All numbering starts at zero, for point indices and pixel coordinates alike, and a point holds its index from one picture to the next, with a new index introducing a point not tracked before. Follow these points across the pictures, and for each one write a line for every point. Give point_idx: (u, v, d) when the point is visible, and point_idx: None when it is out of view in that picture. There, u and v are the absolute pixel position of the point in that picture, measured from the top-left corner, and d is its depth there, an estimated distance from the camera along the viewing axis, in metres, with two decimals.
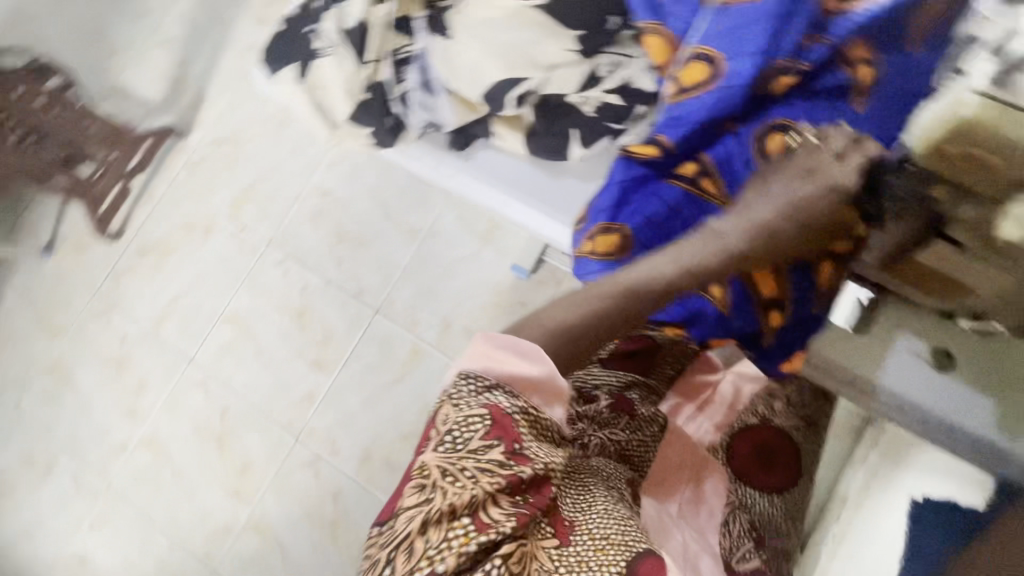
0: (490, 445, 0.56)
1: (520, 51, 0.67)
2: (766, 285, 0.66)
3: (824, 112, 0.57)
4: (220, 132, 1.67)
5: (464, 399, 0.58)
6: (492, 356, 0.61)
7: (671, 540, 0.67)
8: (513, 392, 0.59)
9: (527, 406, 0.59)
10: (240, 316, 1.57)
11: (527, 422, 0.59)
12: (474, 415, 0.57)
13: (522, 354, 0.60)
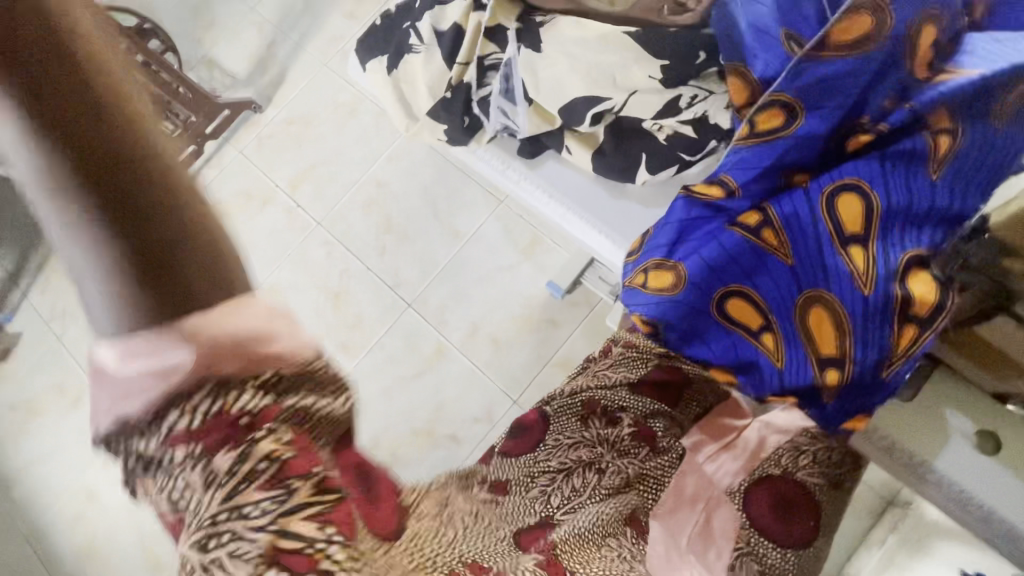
0: (205, 452, 0.35)
1: (604, 74, 0.69)
2: (827, 338, 0.59)
3: (900, 177, 0.54)
4: (292, 111, 1.77)
5: (145, 465, 0.35)
6: (104, 403, 0.33)
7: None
8: (175, 394, 0.33)
9: (202, 390, 0.34)
10: (277, 287, 1.62)
11: (212, 399, 0.34)
12: (161, 458, 0.34)
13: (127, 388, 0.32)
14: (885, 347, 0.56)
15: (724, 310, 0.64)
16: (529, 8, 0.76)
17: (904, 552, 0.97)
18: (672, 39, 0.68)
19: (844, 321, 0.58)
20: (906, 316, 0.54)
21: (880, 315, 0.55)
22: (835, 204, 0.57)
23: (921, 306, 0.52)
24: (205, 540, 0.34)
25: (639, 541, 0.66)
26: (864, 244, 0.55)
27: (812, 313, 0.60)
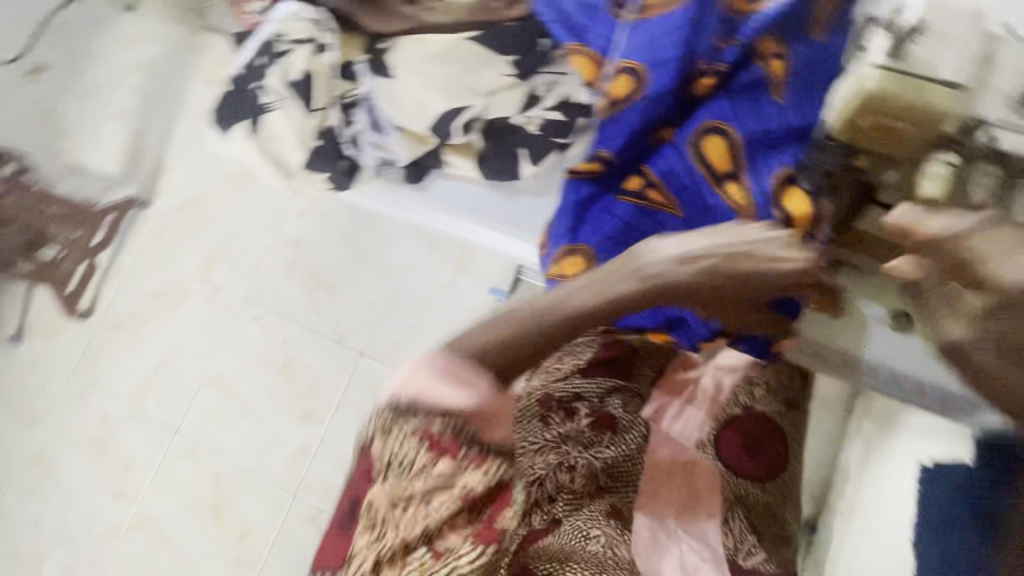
0: (427, 460, 0.50)
1: (458, 82, 0.71)
2: None
3: (749, 108, 0.57)
4: (182, 197, 1.75)
5: (394, 430, 0.50)
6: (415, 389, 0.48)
7: (664, 559, 0.70)
8: (460, 424, 0.48)
9: (461, 424, 0.48)
10: (222, 378, 1.63)
11: (459, 433, 0.48)
12: (405, 440, 0.50)
13: (455, 381, 0.47)
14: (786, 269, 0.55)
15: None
16: (374, 37, 0.78)
17: (873, 436, 1.06)
18: (520, 33, 0.72)
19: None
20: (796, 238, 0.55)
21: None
22: (701, 149, 0.59)
23: (801, 221, 0.50)
24: (394, 501, 0.52)
25: (624, 530, 0.69)
26: (738, 178, 0.57)
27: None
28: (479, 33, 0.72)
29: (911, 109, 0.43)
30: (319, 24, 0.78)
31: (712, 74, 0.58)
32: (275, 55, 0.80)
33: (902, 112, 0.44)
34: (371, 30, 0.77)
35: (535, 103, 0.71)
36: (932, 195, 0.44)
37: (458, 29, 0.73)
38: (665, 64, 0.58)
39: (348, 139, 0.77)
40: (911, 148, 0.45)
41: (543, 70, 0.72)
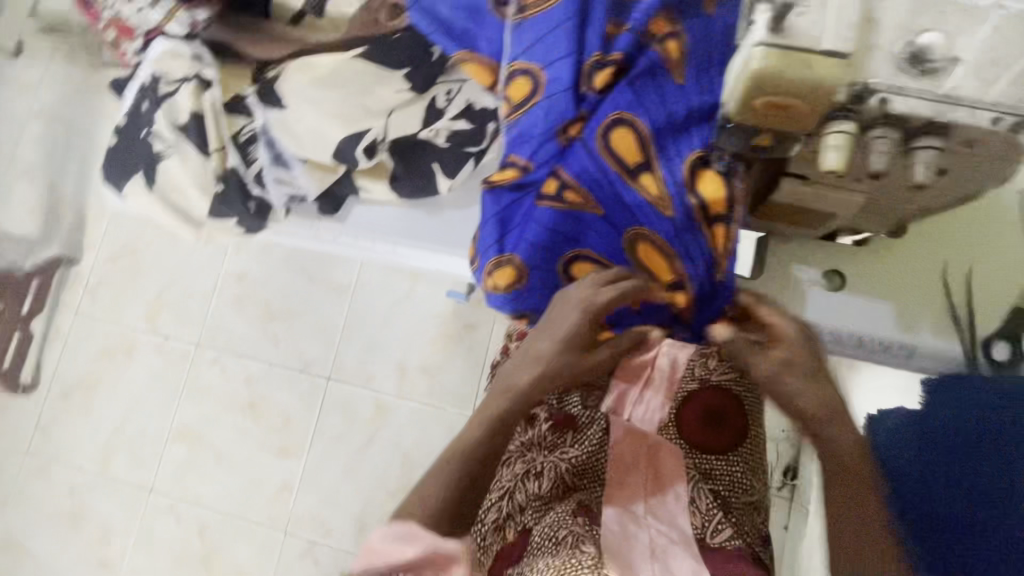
0: None
1: (354, 104, 0.67)
2: (661, 265, 0.59)
3: (652, 94, 0.56)
4: (112, 248, 1.69)
5: None
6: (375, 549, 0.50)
7: (635, 549, 0.63)
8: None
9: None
10: (189, 429, 1.56)
11: None
12: None
13: (402, 540, 0.49)
14: (708, 259, 0.57)
15: (570, 272, 0.62)
16: (260, 65, 0.74)
17: None
18: (401, 45, 0.68)
19: (670, 249, 0.58)
20: (707, 220, 0.56)
21: (689, 230, 0.57)
22: (611, 142, 0.58)
23: (717, 208, 0.55)
24: None
25: (594, 525, 0.64)
26: (650, 169, 0.57)
27: (640, 247, 0.60)
28: (365, 47, 0.68)
29: (798, 84, 0.41)
30: (202, 59, 0.73)
31: (611, 64, 0.59)
32: (159, 98, 0.74)
33: (792, 91, 0.41)
34: (254, 58, 0.74)
35: (438, 116, 0.70)
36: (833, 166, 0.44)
37: (342, 48, 0.70)
38: (559, 61, 0.60)
39: (253, 178, 0.75)
40: (812, 120, 0.43)
41: (442, 78, 0.70)
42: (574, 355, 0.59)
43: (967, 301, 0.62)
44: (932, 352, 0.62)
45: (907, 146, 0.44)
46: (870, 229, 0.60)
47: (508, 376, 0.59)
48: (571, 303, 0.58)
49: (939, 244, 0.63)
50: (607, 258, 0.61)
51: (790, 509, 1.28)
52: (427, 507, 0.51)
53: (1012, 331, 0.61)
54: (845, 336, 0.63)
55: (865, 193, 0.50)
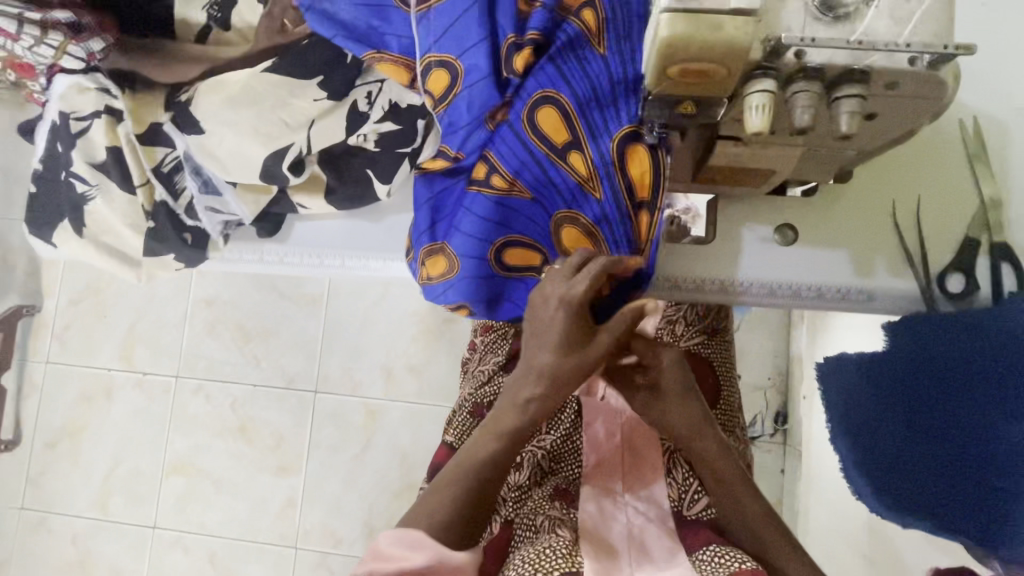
0: None
1: (271, 119, 0.67)
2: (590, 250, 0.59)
3: (575, 69, 0.56)
4: (75, 290, 1.64)
5: None
6: (385, 544, 0.52)
7: (613, 528, 0.63)
8: None
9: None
10: (183, 461, 1.54)
11: None
12: None
13: (409, 544, 0.52)
14: (630, 238, 0.58)
15: (501, 259, 0.61)
16: (172, 89, 0.71)
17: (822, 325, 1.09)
18: (313, 50, 0.67)
19: (597, 232, 0.59)
20: (636, 202, 0.57)
21: (618, 212, 0.57)
22: (537, 122, 0.56)
23: (642, 191, 0.57)
24: None
25: (571, 508, 0.66)
26: (578, 148, 0.56)
27: (565, 231, 0.59)
28: (274, 60, 0.67)
29: (713, 49, 0.39)
30: (109, 91, 0.70)
31: (529, 44, 0.57)
32: (72, 137, 0.71)
33: (706, 56, 0.39)
34: (163, 84, 0.71)
35: (361, 122, 0.69)
36: (759, 128, 0.42)
37: (252, 61, 0.68)
38: (475, 44, 0.58)
39: (186, 207, 0.73)
40: (732, 82, 0.42)
41: (362, 80, 0.69)
42: (574, 354, 0.54)
43: (916, 238, 0.61)
44: (887, 292, 0.62)
45: (830, 96, 0.41)
46: (815, 179, 0.58)
47: (515, 389, 0.56)
48: (550, 301, 0.54)
49: (885, 184, 0.62)
50: (541, 243, 0.60)
51: (785, 452, 1.30)
52: (437, 516, 0.53)
53: (966, 262, 0.60)
54: (799, 288, 0.63)
55: (800, 145, 0.49)
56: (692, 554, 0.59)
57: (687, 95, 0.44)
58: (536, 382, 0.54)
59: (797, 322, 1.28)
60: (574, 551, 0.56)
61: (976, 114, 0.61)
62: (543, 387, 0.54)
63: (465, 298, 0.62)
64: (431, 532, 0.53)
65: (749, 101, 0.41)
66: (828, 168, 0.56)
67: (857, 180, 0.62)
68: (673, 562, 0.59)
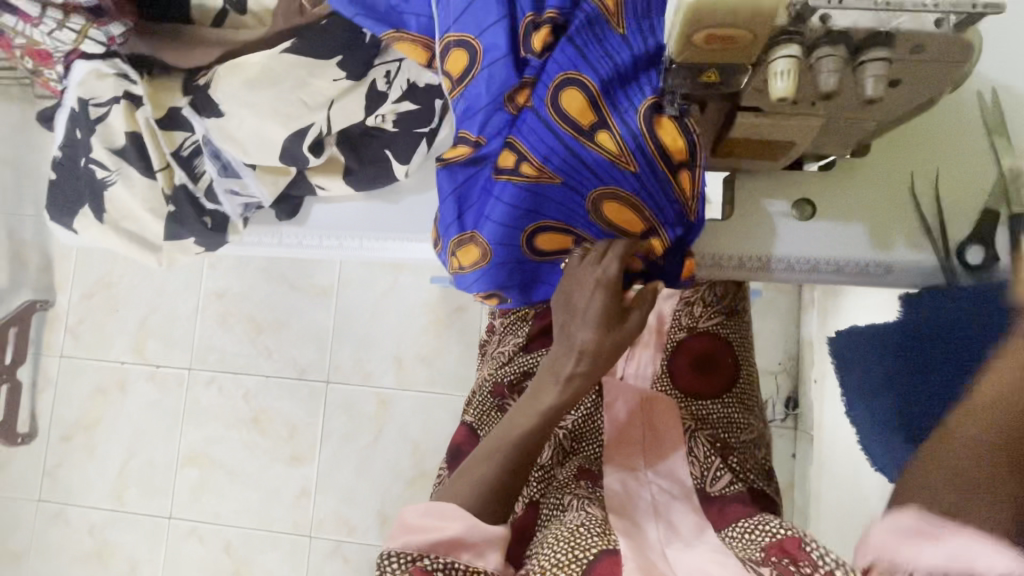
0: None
1: (290, 102, 0.68)
2: (630, 220, 0.59)
3: (595, 47, 0.55)
4: (87, 284, 1.66)
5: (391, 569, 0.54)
6: (415, 517, 0.56)
7: (638, 505, 0.64)
8: (439, 557, 0.54)
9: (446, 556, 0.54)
10: (197, 452, 1.56)
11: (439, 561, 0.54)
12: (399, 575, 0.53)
13: (442, 515, 0.56)
14: (676, 205, 0.57)
15: (533, 245, 0.62)
16: (190, 74, 0.72)
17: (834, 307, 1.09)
18: (331, 31, 0.68)
19: (638, 204, 0.58)
20: (677, 165, 0.55)
21: (656, 181, 0.56)
22: (561, 105, 0.55)
23: (678, 155, 0.55)
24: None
25: (596, 487, 0.67)
26: (605, 127, 0.55)
27: (604, 207, 0.59)
28: (290, 42, 0.68)
29: (740, 13, 0.39)
30: (128, 76, 0.71)
31: (546, 23, 0.56)
32: (91, 123, 0.72)
33: (732, 21, 0.39)
34: (181, 70, 0.72)
35: (380, 102, 0.71)
36: (784, 93, 0.42)
37: (269, 45, 0.69)
38: (491, 26, 0.57)
39: (205, 190, 0.74)
40: (756, 48, 0.42)
41: (379, 60, 0.70)
42: (612, 331, 0.61)
43: (936, 211, 0.61)
44: (907, 265, 0.62)
45: (855, 61, 0.42)
46: (832, 153, 0.59)
47: (555, 366, 0.63)
48: (587, 285, 0.60)
49: (904, 156, 0.62)
50: (575, 223, 0.60)
51: (797, 437, 1.30)
52: (473, 491, 0.58)
53: (985, 234, 0.60)
54: (818, 264, 0.63)
55: (821, 116, 0.49)
56: (721, 530, 0.62)
57: (711, 62, 0.44)
58: (578, 357, 0.61)
59: (807, 306, 1.28)
60: (605, 529, 0.57)
61: (995, 84, 0.61)
62: (582, 362, 0.62)
63: (497, 286, 0.65)
64: (462, 507, 0.57)
65: (773, 67, 0.42)
66: (847, 142, 0.56)
67: (874, 155, 0.63)
68: (701, 535, 0.61)
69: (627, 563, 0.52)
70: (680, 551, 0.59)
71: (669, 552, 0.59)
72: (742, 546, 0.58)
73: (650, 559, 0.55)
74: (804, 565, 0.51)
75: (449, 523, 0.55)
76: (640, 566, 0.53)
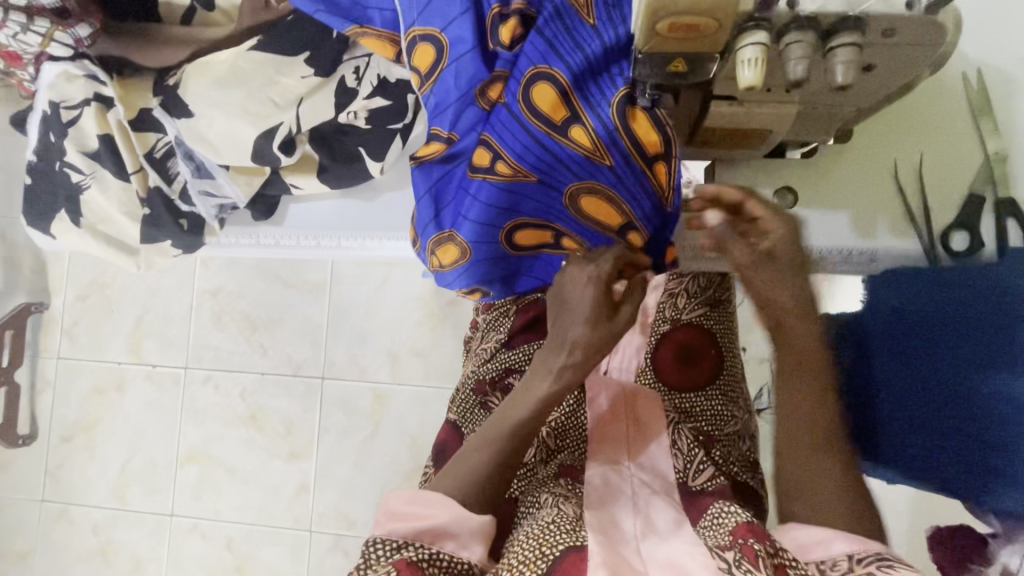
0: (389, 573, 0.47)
1: (259, 101, 0.67)
2: (608, 215, 0.59)
3: (564, 40, 0.53)
4: (81, 286, 1.66)
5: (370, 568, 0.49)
6: (395, 507, 0.53)
7: (618, 500, 0.62)
8: (422, 547, 0.50)
9: (428, 549, 0.51)
10: (196, 450, 1.57)
11: (420, 555, 0.50)
12: None
13: (431, 504, 0.53)
14: (651, 198, 0.57)
15: (512, 240, 0.62)
16: (160, 74, 0.71)
17: None
18: (297, 28, 0.67)
19: (614, 198, 0.58)
20: (655, 155, 0.54)
21: (632, 173, 0.55)
22: (532, 101, 0.54)
23: (651, 147, 0.53)
24: None
25: (575, 484, 0.66)
26: (579, 121, 0.54)
27: (582, 201, 0.58)
28: (258, 38, 0.67)
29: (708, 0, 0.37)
30: (98, 78, 0.70)
31: (514, 15, 0.55)
32: (63, 126, 0.71)
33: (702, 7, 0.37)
34: (150, 69, 0.71)
35: (351, 99, 0.70)
36: (752, 83, 0.40)
37: (237, 42, 0.68)
38: (455, 21, 0.57)
39: (181, 192, 0.75)
40: (723, 36, 0.40)
41: (348, 55, 0.69)
42: (604, 326, 0.58)
43: (921, 198, 0.60)
44: (888, 253, 0.61)
45: (825, 46, 0.40)
46: (815, 141, 0.57)
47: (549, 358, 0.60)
48: (582, 280, 0.59)
49: (887, 140, 0.61)
50: (553, 216, 0.60)
51: None
52: (463, 480, 0.56)
53: (972, 220, 0.59)
54: (800, 254, 0.62)
55: (796, 102, 0.48)
56: (698, 524, 0.59)
57: (679, 50, 0.43)
58: (571, 348, 0.58)
59: None
60: (575, 527, 0.55)
61: (981, 67, 0.59)
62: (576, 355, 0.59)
63: (481, 280, 0.65)
64: (444, 498, 0.54)
65: (742, 54, 0.40)
66: (826, 128, 0.54)
67: (856, 141, 0.61)
68: (679, 528, 0.59)
69: (593, 559, 0.51)
70: (655, 544, 0.57)
71: (644, 547, 0.57)
72: (712, 534, 0.56)
73: (621, 556, 0.53)
74: (766, 543, 0.50)
75: (432, 511, 0.53)
76: (608, 564, 0.51)
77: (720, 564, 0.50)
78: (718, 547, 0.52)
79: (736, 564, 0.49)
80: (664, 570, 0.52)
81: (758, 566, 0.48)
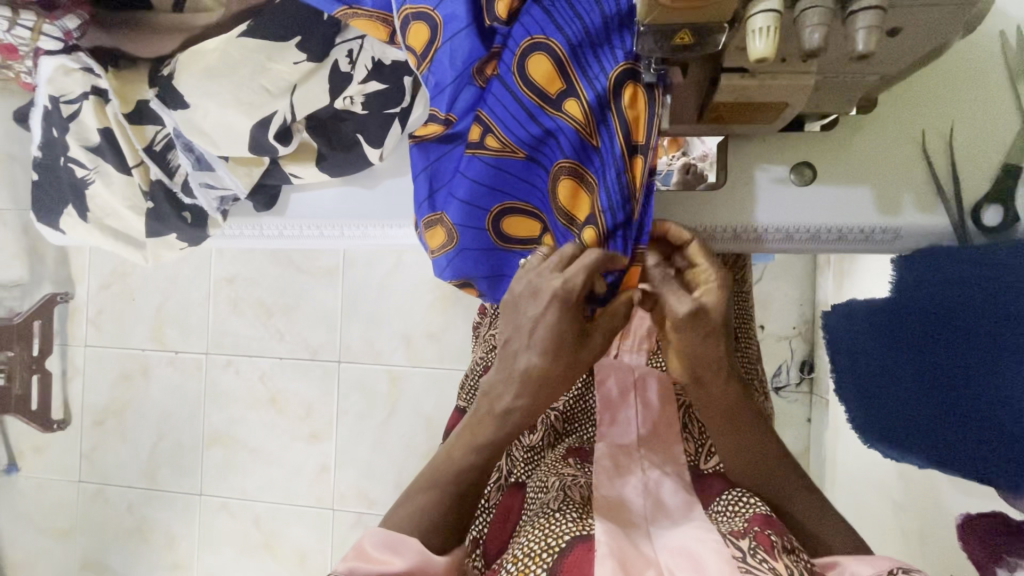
0: None
1: (253, 90, 0.67)
2: (583, 199, 0.54)
3: (564, 10, 0.51)
4: (103, 274, 1.69)
5: None
6: (360, 549, 0.53)
7: (628, 484, 0.61)
8: None
9: None
10: (221, 433, 1.61)
11: None
12: None
13: (393, 549, 0.52)
14: (623, 193, 0.51)
15: (500, 230, 0.58)
16: (154, 64, 0.70)
17: (854, 269, 1.03)
18: (288, 12, 0.65)
19: (593, 182, 0.53)
20: (631, 150, 0.51)
21: (613, 157, 0.51)
22: (526, 72, 0.52)
23: (637, 132, 0.51)
24: None
25: (585, 464, 0.65)
26: (573, 94, 0.52)
27: (563, 185, 0.54)
28: (247, 24, 0.66)
29: None
30: (93, 70, 0.69)
31: None
32: (65, 121, 0.72)
33: None
34: (145, 61, 0.71)
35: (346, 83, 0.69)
36: (764, 55, 0.37)
37: (227, 29, 0.67)
38: None
39: (182, 184, 0.76)
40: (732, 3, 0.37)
41: (341, 38, 0.68)
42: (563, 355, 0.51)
43: (948, 169, 0.56)
44: (912, 229, 0.57)
45: (844, 11, 0.37)
46: (835, 112, 0.53)
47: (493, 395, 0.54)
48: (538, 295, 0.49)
49: (911, 107, 0.57)
50: (538, 204, 0.57)
51: (812, 402, 1.27)
52: (421, 520, 0.55)
53: (1004, 193, 0.55)
54: (818, 231, 0.59)
55: (813, 74, 0.45)
56: (709, 507, 0.59)
57: (685, 22, 0.40)
58: (519, 390, 0.52)
59: (823, 269, 1.23)
60: (582, 519, 0.53)
61: (1020, 25, 0.55)
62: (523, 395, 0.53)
63: (465, 274, 0.59)
64: (409, 539, 0.53)
65: (755, 23, 0.37)
66: (849, 98, 0.50)
67: (882, 111, 0.57)
68: (690, 512, 0.58)
69: (600, 549, 0.49)
70: (666, 529, 0.57)
71: (654, 531, 0.57)
72: (727, 521, 0.55)
73: (631, 544, 0.52)
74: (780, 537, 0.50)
75: (393, 555, 0.52)
76: (616, 554, 0.49)
77: (736, 552, 0.49)
78: (732, 535, 0.51)
79: (750, 552, 0.48)
80: (675, 557, 0.52)
81: (774, 555, 0.48)
